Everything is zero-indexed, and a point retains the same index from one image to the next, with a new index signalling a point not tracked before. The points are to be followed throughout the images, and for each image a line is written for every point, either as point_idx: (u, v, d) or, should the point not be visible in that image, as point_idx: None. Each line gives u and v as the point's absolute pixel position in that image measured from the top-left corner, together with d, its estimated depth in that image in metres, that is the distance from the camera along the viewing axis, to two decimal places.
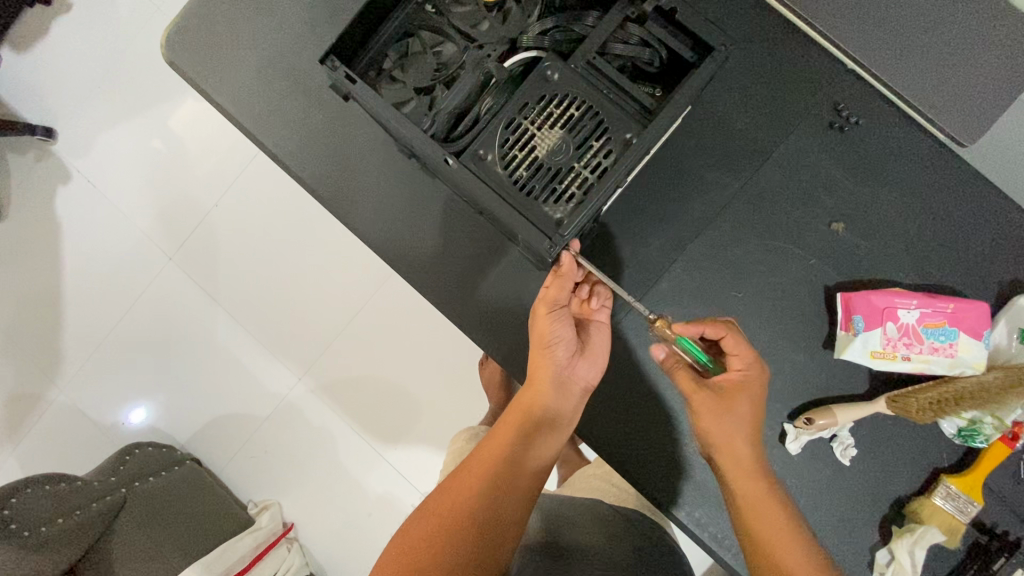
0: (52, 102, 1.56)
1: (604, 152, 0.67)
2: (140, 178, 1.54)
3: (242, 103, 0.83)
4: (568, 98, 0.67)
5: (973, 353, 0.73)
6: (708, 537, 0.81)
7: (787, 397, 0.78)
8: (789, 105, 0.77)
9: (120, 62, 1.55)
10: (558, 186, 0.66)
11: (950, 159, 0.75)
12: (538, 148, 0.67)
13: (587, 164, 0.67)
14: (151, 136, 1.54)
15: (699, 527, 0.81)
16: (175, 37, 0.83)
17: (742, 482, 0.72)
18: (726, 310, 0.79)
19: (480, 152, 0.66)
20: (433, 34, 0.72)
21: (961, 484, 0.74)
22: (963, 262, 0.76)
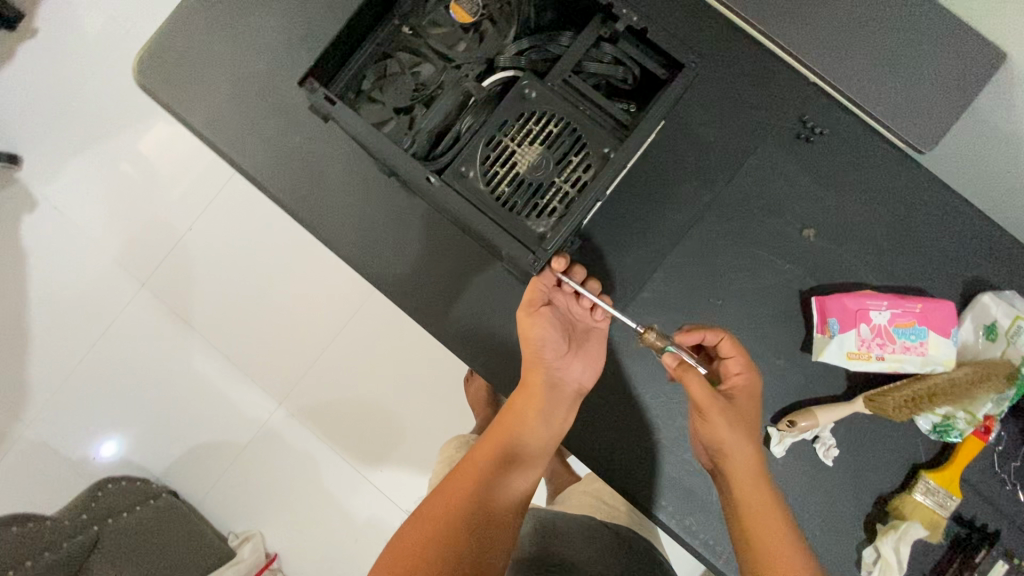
0: (17, 127, 1.52)
1: (584, 166, 0.68)
2: (109, 203, 1.50)
3: (217, 124, 0.82)
4: (547, 116, 0.69)
5: (942, 350, 0.75)
6: (700, 544, 0.81)
7: (770, 400, 0.79)
8: (757, 117, 0.80)
9: (88, 86, 1.52)
10: (540, 201, 0.67)
11: (908, 165, 0.79)
12: (519, 164, 0.68)
13: (569, 179, 0.68)
14: (121, 160, 1.51)
15: (691, 535, 0.81)
16: (146, 61, 0.82)
17: (744, 494, 0.73)
18: (707, 317, 0.80)
19: (463, 169, 0.67)
20: (411, 56, 0.73)
21: (939, 478, 0.76)
22: (929, 264, 0.79)
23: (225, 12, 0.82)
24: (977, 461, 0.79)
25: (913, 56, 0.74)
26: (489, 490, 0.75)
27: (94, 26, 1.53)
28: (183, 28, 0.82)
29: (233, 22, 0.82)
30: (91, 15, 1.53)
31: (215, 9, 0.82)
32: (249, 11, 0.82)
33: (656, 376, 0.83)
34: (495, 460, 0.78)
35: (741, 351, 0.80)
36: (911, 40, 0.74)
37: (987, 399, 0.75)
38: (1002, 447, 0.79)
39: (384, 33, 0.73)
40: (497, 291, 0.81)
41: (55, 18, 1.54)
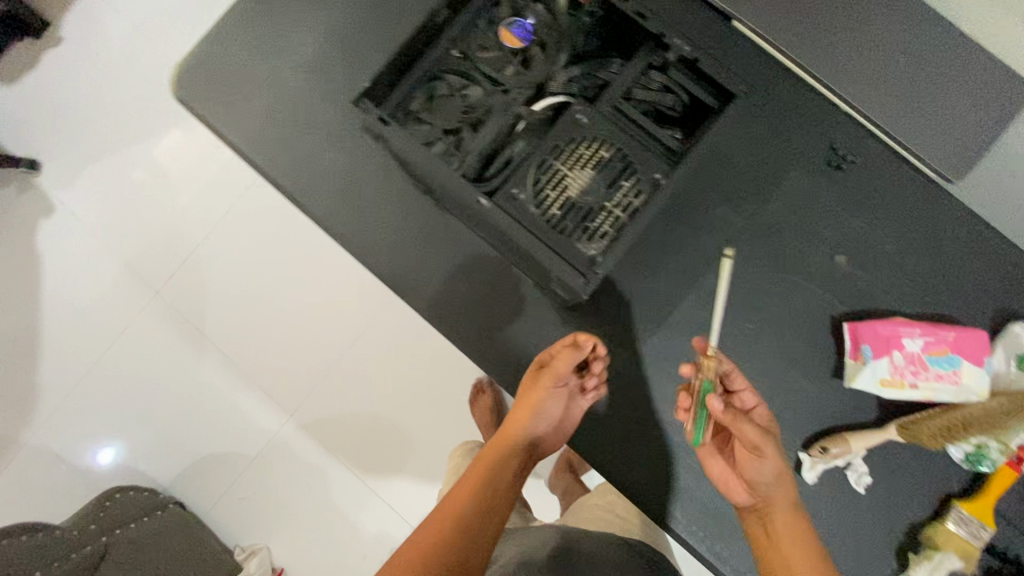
0: (38, 135, 1.54)
1: (636, 192, 0.69)
2: (126, 209, 1.50)
3: (251, 137, 0.82)
4: (598, 140, 0.70)
5: (976, 379, 0.75)
6: (729, 571, 0.81)
7: (802, 425, 0.79)
8: (790, 144, 0.81)
9: (110, 94, 1.54)
10: (591, 226, 0.69)
11: (938, 194, 0.80)
12: (570, 189, 0.68)
13: (619, 203, 0.69)
14: (140, 167, 1.51)
15: (721, 561, 0.81)
16: (182, 72, 0.83)
17: (780, 529, 0.72)
18: (738, 341, 0.80)
19: (514, 191, 0.68)
20: (459, 77, 0.73)
21: (971, 508, 0.75)
22: (959, 292, 0.80)
23: (264, 32, 0.83)
24: (1009, 492, 0.78)
25: (949, 93, 0.79)
26: (490, 501, 0.76)
27: (119, 36, 1.55)
28: (223, 46, 0.83)
29: (272, 39, 0.83)
30: (118, 27, 1.56)
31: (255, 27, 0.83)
32: (288, 28, 0.83)
33: None
34: (496, 475, 0.79)
35: (772, 376, 0.80)
36: (946, 79, 0.79)
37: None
38: None
39: (429, 54, 0.73)
40: (527, 309, 0.81)
41: (81, 29, 1.56)
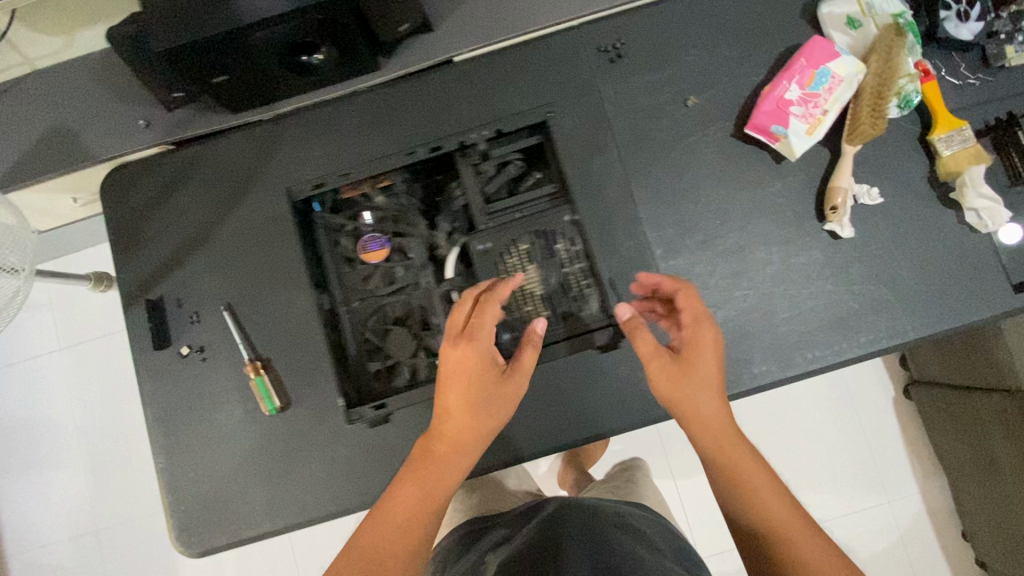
0: None
1: (570, 241, 0.78)
2: None
3: (273, 511, 0.78)
4: (510, 246, 0.78)
5: (848, 66, 0.76)
6: (894, 342, 0.77)
7: (800, 209, 0.79)
8: (574, 68, 0.81)
9: (93, 531, 1.29)
10: (570, 292, 0.78)
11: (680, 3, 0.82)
12: (535, 291, 0.78)
13: (570, 259, 0.78)
14: None
15: (880, 344, 0.76)
16: (178, 530, 0.78)
17: (713, 444, 0.60)
18: (710, 221, 0.79)
19: (513, 333, 0.77)
20: (386, 280, 0.81)
21: (941, 126, 0.77)
22: (770, 27, 0.81)
23: (184, 432, 0.79)
24: (953, 79, 0.78)
25: None
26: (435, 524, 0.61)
27: (35, 548, 1.30)
28: (174, 477, 0.79)
29: (194, 438, 0.79)
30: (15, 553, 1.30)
31: (165, 443, 0.79)
32: (191, 417, 0.79)
33: (735, 293, 0.78)
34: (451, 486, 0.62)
35: (733, 228, 0.79)
36: None
37: (907, 52, 0.74)
38: (961, 63, 0.78)
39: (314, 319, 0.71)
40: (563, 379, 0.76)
41: None
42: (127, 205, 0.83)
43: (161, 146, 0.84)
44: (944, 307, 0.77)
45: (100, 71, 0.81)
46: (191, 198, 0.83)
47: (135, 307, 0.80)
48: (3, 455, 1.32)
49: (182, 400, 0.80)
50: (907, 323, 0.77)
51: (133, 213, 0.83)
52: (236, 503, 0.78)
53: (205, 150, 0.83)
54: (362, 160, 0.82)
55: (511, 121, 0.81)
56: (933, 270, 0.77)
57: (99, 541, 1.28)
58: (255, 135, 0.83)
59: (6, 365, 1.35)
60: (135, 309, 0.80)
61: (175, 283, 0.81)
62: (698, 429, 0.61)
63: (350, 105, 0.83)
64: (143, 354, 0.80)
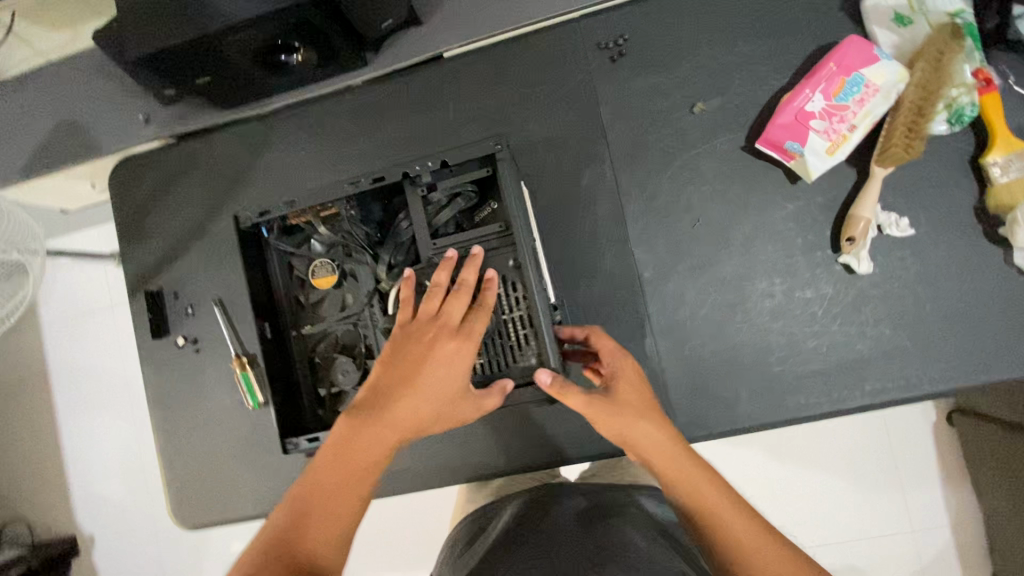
0: None
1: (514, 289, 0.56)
2: None
3: (255, 498, 0.82)
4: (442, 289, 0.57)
5: (886, 73, 0.65)
6: (910, 393, 0.68)
7: (813, 237, 0.70)
8: (570, 68, 0.75)
9: (140, 476, 1.44)
10: (509, 341, 0.57)
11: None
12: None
13: (510, 304, 0.57)
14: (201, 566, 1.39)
15: (891, 394, 0.68)
16: (175, 505, 0.84)
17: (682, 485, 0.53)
18: (708, 244, 0.72)
19: None
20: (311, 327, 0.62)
21: (999, 149, 0.65)
22: (799, 24, 0.71)
23: (179, 417, 0.84)
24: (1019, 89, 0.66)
25: None
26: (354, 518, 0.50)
27: (91, 487, 1.47)
28: (171, 457, 0.85)
29: (188, 423, 0.84)
30: (74, 490, 1.47)
31: (164, 426, 0.85)
32: (187, 404, 0.84)
33: (729, 325, 0.71)
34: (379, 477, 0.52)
35: (733, 253, 0.72)
36: None
37: (963, 58, 0.63)
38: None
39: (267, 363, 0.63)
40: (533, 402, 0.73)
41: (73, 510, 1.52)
42: (133, 197, 0.87)
43: (163, 140, 0.85)
44: (975, 357, 0.67)
45: (106, 66, 0.83)
46: (189, 193, 0.85)
47: (138, 297, 0.85)
48: (64, 404, 1.48)
49: (179, 387, 0.84)
50: (928, 373, 0.67)
51: (138, 205, 0.86)
52: (224, 486, 0.83)
53: (202, 146, 0.85)
54: (346, 160, 0.81)
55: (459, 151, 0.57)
56: (969, 314, 0.67)
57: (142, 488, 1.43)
58: (247, 131, 0.83)
59: (64, 323, 1.49)
60: (137, 299, 0.85)
61: (174, 275, 0.85)
62: (669, 473, 0.53)
63: (339, 103, 0.81)
64: (144, 342, 0.85)
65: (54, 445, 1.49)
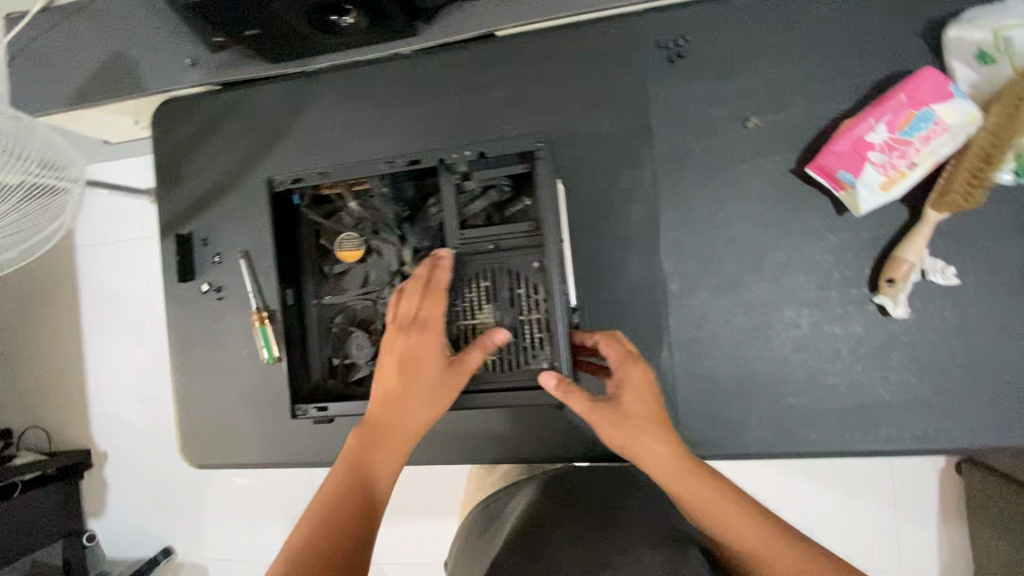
0: (136, 525, 1.53)
1: (534, 287, 0.57)
2: (227, 537, 1.45)
3: (262, 446, 0.85)
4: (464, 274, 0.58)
5: (960, 111, 0.61)
6: (924, 443, 0.66)
7: (850, 272, 0.68)
8: (625, 64, 0.72)
9: (154, 404, 1.49)
10: (523, 342, 0.58)
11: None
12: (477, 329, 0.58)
13: (530, 307, 0.57)
14: (205, 497, 1.46)
15: (903, 442, 0.67)
16: (187, 442, 0.88)
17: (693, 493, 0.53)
18: (740, 264, 0.70)
19: None
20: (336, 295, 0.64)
21: None
22: (875, 45, 0.66)
23: (197, 361, 0.87)
24: None
25: None
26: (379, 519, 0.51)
27: (110, 408, 1.53)
28: (187, 397, 0.88)
29: (205, 367, 0.87)
30: (94, 408, 1.54)
31: (182, 366, 0.88)
32: (205, 348, 0.86)
33: (747, 349, 0.70)
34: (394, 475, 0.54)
35: (765, 277, 0.70)
36: None
37: None
38: None
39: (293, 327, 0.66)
40: None
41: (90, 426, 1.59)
42: (173, 139, 0.87)
43: (205, 86, 0.85)
44: (998, 418, 0.65)
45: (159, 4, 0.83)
46: (227, 143, 0.85)
47: (169, 239, 0.86)
48: (90, 325, 1.53)
49: (199, 332, 0.87)
50: (945, 426, 0.66)
51: (177, 148, 0.87)
52: (233, 432, 0.86)
53: (243, 97, 0.84)
54: (383, 130, 0.79)
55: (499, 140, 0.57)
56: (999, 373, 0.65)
57: (156, 416, 1.49)
58: (289, 87, 0.82)
59: (97, 247, 1.52)
60: (168, 241, 0.87)
61: (206, 223, 0.86)
62: (678, 484, 0.54)
63: (384, 69, 0.79)
64: (170, 284, 0.87)
65: (79, 363, 1.55)
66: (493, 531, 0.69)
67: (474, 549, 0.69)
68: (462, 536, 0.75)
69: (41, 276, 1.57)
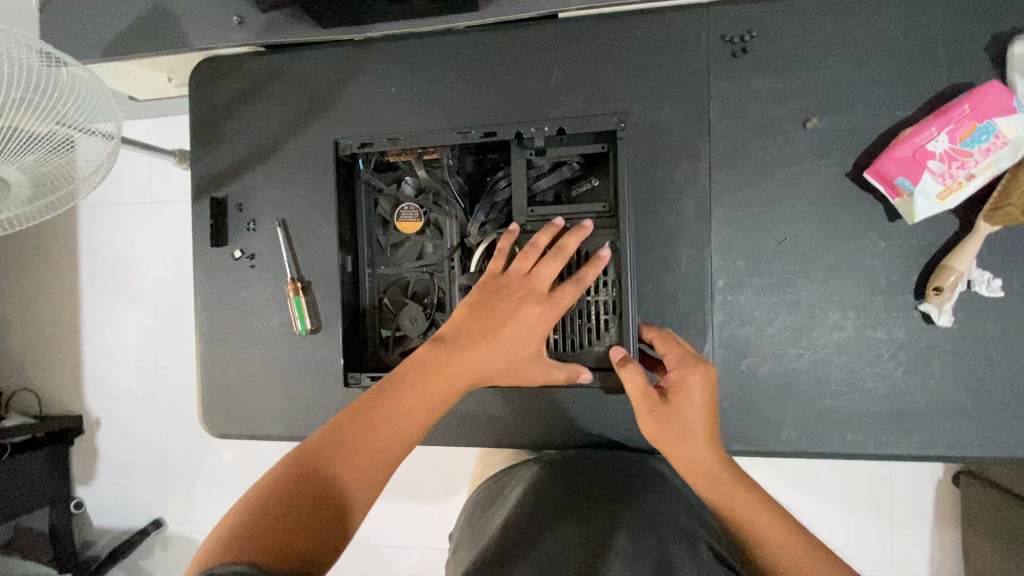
0: (126, 495, 1.49)
1: (603, 269, 0.67)
2: (221, 511, 1.42)
3: (286, 418, 0.83)
4: None
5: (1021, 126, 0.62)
6: (955, 450, 0.68)
7: (898, 278, 0.68)
8: (688, 56, 0.71)
9: (151, 372, 1.44)
10: (591, 322, 0.68)
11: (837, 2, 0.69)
12: None
13: (598, 288, 0.68)
14: (199, 471, 1.42)
15: (935, 448, 0.68)
16: (206, 410, 0.86)
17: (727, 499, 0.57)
18: (789, 263, 0.71)
19: None
20: (411, 251, 0.79)
21: None
22: (940, 55, 0.67)
23: (223, 327, 0.85)
24: None
25: None
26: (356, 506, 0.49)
27: (104, 374, 1.48)
28: (210, 364, 0.86)
29: (231, 334, 0.85)
30: (87, 373, 1.49)
31: (207, 333, 0.85)
32: (233, 315, 0.84)
33: (791, 348, 0.71)
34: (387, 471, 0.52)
35: (812, 278, 0.70)
36: None
37: None
38: None
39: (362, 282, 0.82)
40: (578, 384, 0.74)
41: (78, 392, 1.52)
42: (212, 98, 0.85)
43: (251, 46, 0.83)
44: None
45: None
46: (269, 107, 0.83)
47: (203, 201, 0.84)
48: (87, 286, 1.47)
49: (227, 298, 0.85)
50: (978, 435, 0.67)
51: (216, 109, 0.85)
52: (256, 402, 0.84)
53: (290, 62, 0.82)
54: (435, 104, 0.78)
55: (573, 125, 0.71)
56: None
57: (153, 384, 1.44)
58: (339, 54, 0.81)
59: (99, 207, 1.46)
60: (201, 203, 0.84)
61: (242, 187, 0.84)
62: (713, 487, 0.57)
63: (439, 42, 0.78)
64: (201, 248, 0.85)
65: (73, 325, 1.49)
66: (502, 506, 0.70)
67: (480, 525, 0.70)
68: (470, 509, 0.76)
69: (37, 232, 1.50)
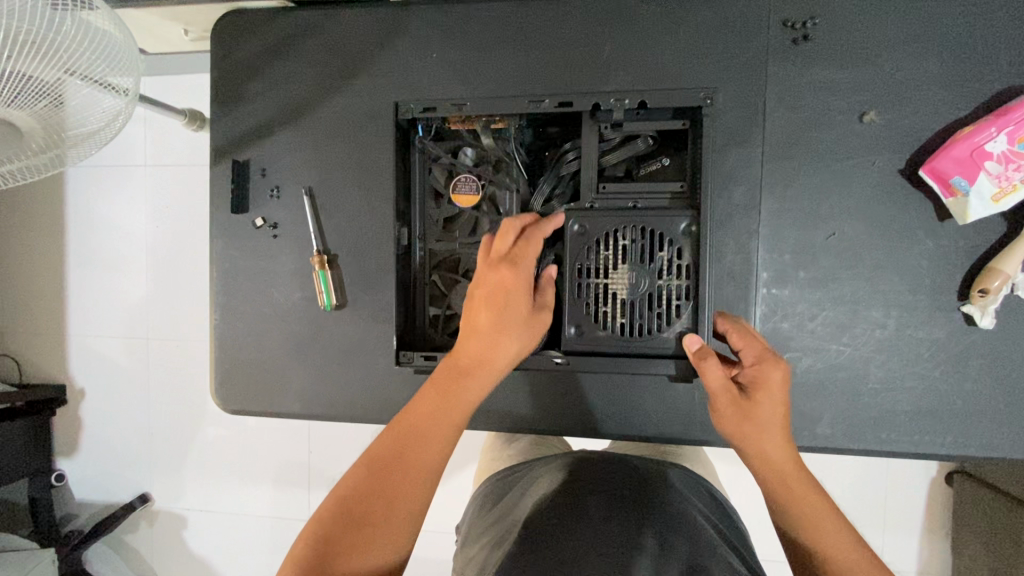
0: (111, 468, 1.43)
1: (677, 252, 0.68)
2: (211, 488, 1.37)
3: (304, 397, 0.80)
4: (612, 234, 0.69)
5: None
6: (985, 450, 0.69)
7: (942, 278, 0.68)
8: (747, 40, 0.69)
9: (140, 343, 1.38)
10: (660, 308, 0.69)
11: None
12: (618, 292, 0.69)
13: (671, 273, 0.68)
14: (189, 446, 1.37)
15: (965, 447, 0.69)
16: (219, 385, 0.82)
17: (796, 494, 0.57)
18: (835, 258, 0.70)
19: (575, 329, 0.70)
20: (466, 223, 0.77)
21: None
22: (1000, 56, 0.66)
23: (240, 299, 0.81)
24: None
25: None
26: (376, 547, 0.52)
27: (89, 343, 1.41)
28: (224, 337, 0.82)
29: (248, 307, 0.81)
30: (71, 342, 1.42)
31: (223, 304, 0.81)
32: (251, 287, 0.81)
33: (832, 345, 0.70)
34: (407, 517, 0.54)
35: (857, 274, 0.69)
36: None
37: None
38: None
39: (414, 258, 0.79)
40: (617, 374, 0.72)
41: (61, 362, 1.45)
42: (237, 55, 0.80)
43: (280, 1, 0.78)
44: None
45: None
46: (299, 66, 0.78)
47: (223, 164, 0.80)
48: (74, 250, 1.40)
49: (246, 269, 0.81)
50: (1007, 436, 0.68)
51: (241, 66, 0.80)
52: (274, 378, 0.81)
53: (323, 20, 0.77)
54: (479, 74, 0.74)
55: (653, 97, 0.70)
56: None
57: (142, 355, 1.38)
58: (377, 15, 0.76)
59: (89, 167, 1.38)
60: (221, 167, 0.80)
61: (266, 151, 0.79)
62: (784, 481, 0.58)
63: (485, 7, 0.74)
64: (219, 214, 0.80)
65: (58, 290, 1.42)
66: (514, 498, 0.68)
67: (496, 513, 0.67)
68: (478, 504, 0.74)
69: (18, 191, 1.41)
